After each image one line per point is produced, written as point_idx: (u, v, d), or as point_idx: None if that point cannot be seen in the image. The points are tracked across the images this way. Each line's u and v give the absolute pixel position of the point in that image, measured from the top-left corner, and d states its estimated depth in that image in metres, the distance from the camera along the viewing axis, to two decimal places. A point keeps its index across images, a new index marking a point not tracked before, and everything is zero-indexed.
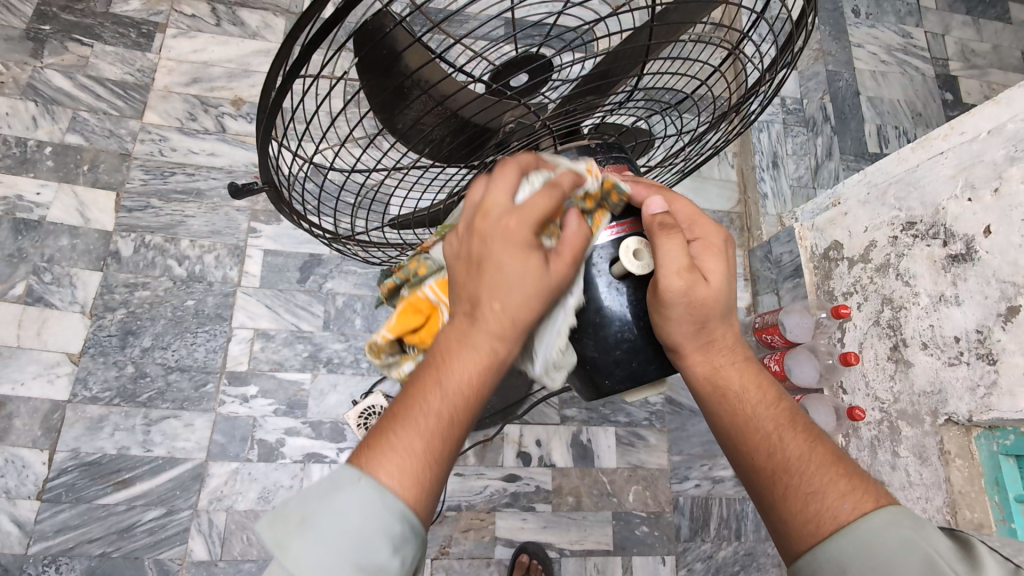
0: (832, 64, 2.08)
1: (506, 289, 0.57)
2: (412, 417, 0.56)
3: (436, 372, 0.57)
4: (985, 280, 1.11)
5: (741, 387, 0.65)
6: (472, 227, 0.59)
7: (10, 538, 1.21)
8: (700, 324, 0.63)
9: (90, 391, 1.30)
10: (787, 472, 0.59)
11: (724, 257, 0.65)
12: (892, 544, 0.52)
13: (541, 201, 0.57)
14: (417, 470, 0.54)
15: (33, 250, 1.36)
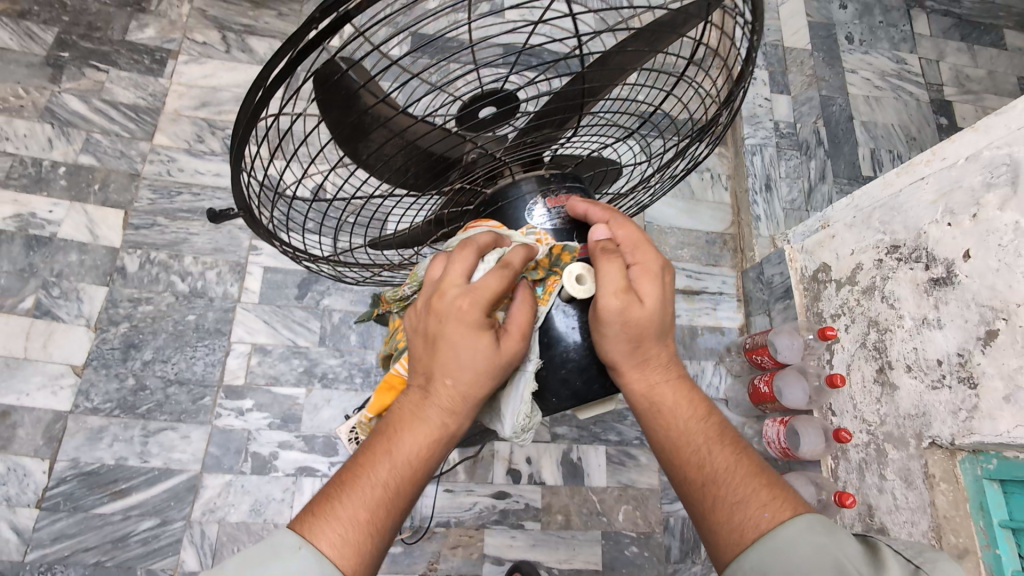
0: (825, 90, 2.12)
1: (455, 366, 0.67)
2: (364, 477, 0.66)
3: (390, 437, 0.68)
4: (965, 304, 1.12)
5: (677, 404, 0.70)
6: (429, 306, 0.69)
7: (9, 545, 1.25)
8: (635, 344, 0.68)
9: (92, 402, 1.35)
10: (716, 484, 0.65)
11: (661, 282, 0.68)
12: (805, 549, 0.60)
13: (489, 284, 0.66)
14: (359, 537, 0.63)
15: (43, 265, 1.42)
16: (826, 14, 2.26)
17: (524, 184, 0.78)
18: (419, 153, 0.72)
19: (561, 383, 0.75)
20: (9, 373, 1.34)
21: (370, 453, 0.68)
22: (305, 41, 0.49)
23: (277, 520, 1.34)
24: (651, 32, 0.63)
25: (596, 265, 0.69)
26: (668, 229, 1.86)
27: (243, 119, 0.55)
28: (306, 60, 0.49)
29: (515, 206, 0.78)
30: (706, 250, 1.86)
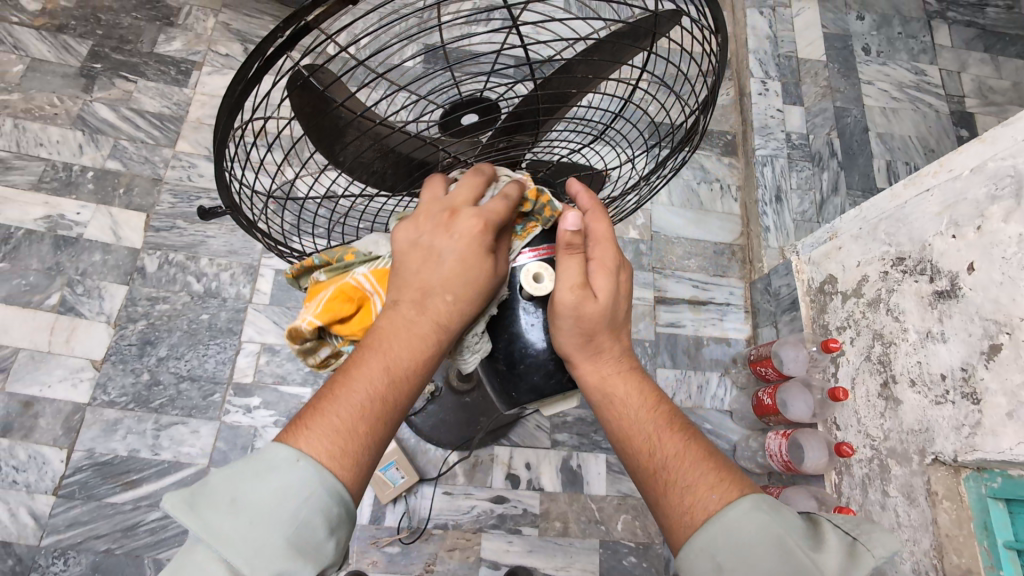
0: (840, 101, 2.10)
1: (458, 283, 0.69)
2: (357, 383, 0.65)
3: (382, 346, 0.67)
4: (969, 317, 1.10)
5: (628, 393, 0.76)
6: (436, 222, 0.71)
7: (26, 530, 1.30)
8: (589, 335, 0.75)
9: (109, 395, 1.41)
10: (665, 469, 0.70)
11: (614, 276, 0.76)
12: (748, 529, 0.64)
13: (497, 207, 0.70)
14: (356, 451, 0.63)
15: (69, 264, 1.50)
16: (842, 25, 2.24)
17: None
18: (394, 156, 0.76)
19: (519, 378, 0.80)
20: (33, 365, 1.41)
21: (361, 361, 0.66)
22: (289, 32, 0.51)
23: None
24: (613, 44, 0.70)
25: (557, 261, 0.77)
26: (675, 238, 1.86)
27: (221, 123, 0.59)
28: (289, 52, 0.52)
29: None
30: (714, 260, 1.86)
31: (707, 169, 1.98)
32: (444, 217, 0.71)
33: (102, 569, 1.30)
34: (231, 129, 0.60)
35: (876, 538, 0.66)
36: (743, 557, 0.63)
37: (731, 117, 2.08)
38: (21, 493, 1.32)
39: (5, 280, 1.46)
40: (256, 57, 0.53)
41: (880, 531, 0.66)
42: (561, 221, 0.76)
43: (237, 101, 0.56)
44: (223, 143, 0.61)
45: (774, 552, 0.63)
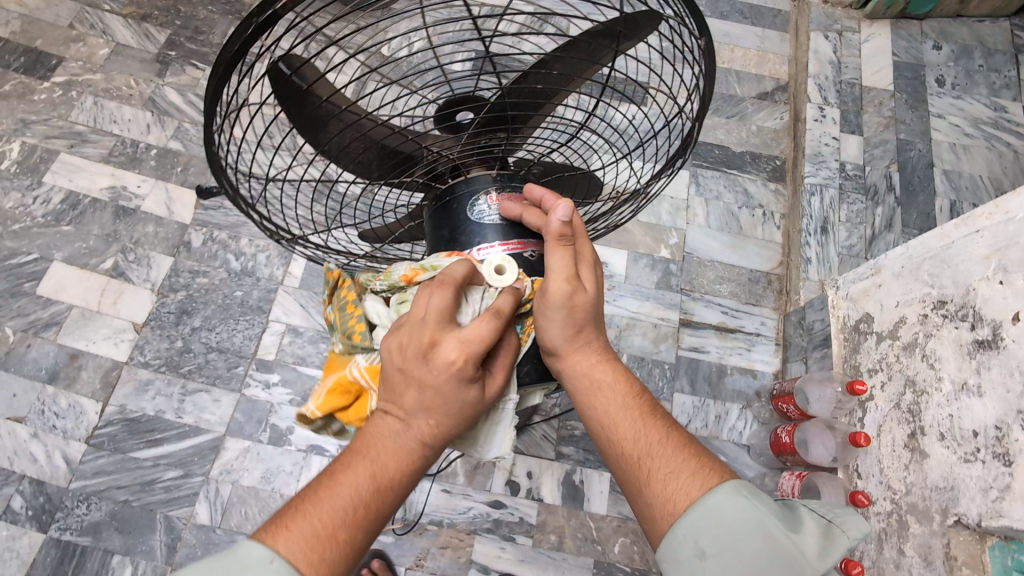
0: (904, 133, 1.98)
1: (444, 407, 0.73)
2: (343, 492, 0.69)
3: (369, 454, 0.72)
4: (1009, 372, 1.01)
5: (614, 382, 0.78)
6: (422, 353, 0.71)
7: (58, 472, 1.40)
8: (577, 328, 0.77)
9: (144, 357, 1.51)
10: (649, 457, 0.73)
11: (596, 268, 0.79)
12: (732, 514, 0.68)
13: (482, 329, 0.72)
14: (339, 553, 0.67)
15: (126, 232, 1.62)
16: (916, 54, 2.12)
17: (475, 183, 0.86)
18: (376, 145, 0.79)
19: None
20: (83, 321, 1.53)
21: (351, 471, 0.71)
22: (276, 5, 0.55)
23: (283, 490, 1.43)
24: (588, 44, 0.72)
25: (547, 251, 0.77)
26: (708, 261, 1.81)
27: (208, 100, 0.63)
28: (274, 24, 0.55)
29: (461, 202, 0.86)
30: (747, 288, 1.79)
31: (750, 194, 1.92)
32: (429, 348, 0.72)
33: (118, 517, 1.38)
34: (219, 100, 0.63)
35: (849, 522, 0.71)
36: (727, 540, 0.67)
37: (783, 142, 2.01)
38: (58, 437, 1.43)
39: (69, 242, 1.60)
40: (239, 35, 0.57)
41: (854, 516, 0.72)
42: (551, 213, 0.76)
43: (224, 73, 0.59)
44: (211, 119, 0.65)
45: (758, 535, 0.67)
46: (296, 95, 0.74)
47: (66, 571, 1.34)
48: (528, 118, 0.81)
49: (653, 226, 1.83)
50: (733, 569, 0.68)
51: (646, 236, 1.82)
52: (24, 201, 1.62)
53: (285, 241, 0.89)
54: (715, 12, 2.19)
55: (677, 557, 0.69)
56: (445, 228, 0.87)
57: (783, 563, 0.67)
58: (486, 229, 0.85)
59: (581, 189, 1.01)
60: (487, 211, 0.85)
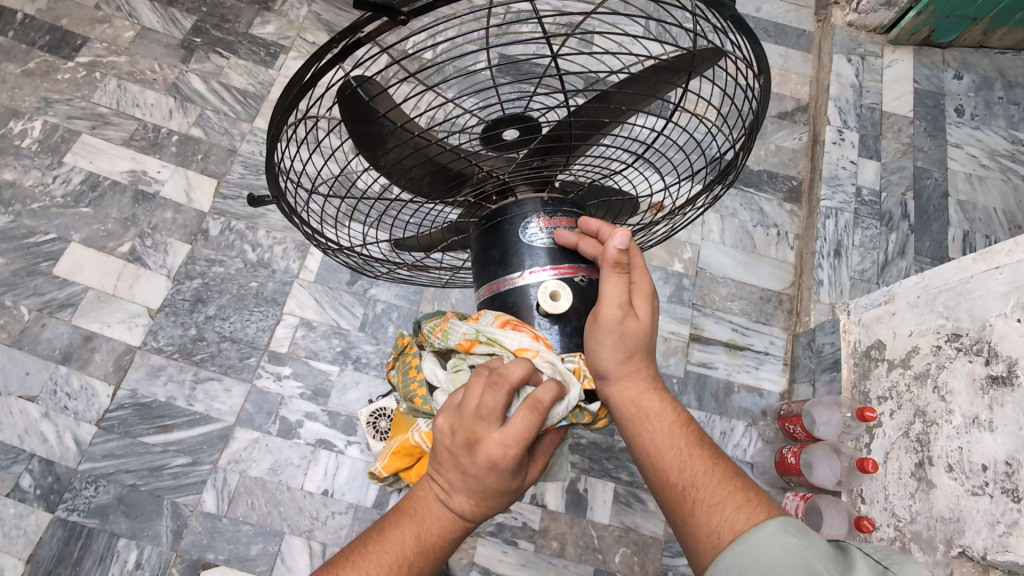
0: (921, 160, 1.98)
1: (481, 492, 0.73)
2: (387, 556, 0.72)
3: (416, 517, 0.75)
4: (1022, 410, 1.01)
5: (661, 411, 0.79)
6: (467, 438, 0.71)
7: (67, 453, 1.41)
8: (628, 353, 0.78)
9: (157, 342, 1.52)
10: (694, 487, 0.73)
11: (652, 300, 0.80)
12: (779, 549, 0.67)
13: (521, 431, 0.69)
14: None
15: (144, 217, 1.63)
16: (937, 83, 2.12)
17: (525, 205, 0.87)
18: (432, 166, 0.80)
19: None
20: (97, 304, 1.53)
21: (397, 532, 0.74)
22: (356, 32, 0.55)
23: (290, 483, 1.44)
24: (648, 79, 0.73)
25: (601, 275, 0.79)
26: (722, 278, 1.83)
27: (273, 124, 0.64)
28: (352, 52, 0.55)
29: (512, 224, 0.86)
30: (758, 307, 1.80)
31: (766, 213, 1.93)
32: (471, 436, 0.71)
33: (125, 501, 1.39)
34: (288, 117, 0.63)
35: (903, 568, 0.69)
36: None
37: (800, 163, 2.02)
38: (68, 418, 1.43)
39: (87, 223, 1.60)
40: (304, 72, 0.58)
41: (912, 565, 0.70)
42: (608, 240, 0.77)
43: (299, 93, 0.60)
44: (278, 136, 0.65)
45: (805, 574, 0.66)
46: (360, 114, 0.75)
47: (71, 552, 1.34)
48: (581, 146, 0.83)
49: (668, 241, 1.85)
50: None
51: (660, 250, 1.83)
52: (44, 180, 1.62)
53: (331, 250, 0.89)
54: None
55: None
56: (494, 248, 0.87)
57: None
58: (536, 251, 0.85)
59: (623, 211, 1.04)
60: (538, 235, 0.85)
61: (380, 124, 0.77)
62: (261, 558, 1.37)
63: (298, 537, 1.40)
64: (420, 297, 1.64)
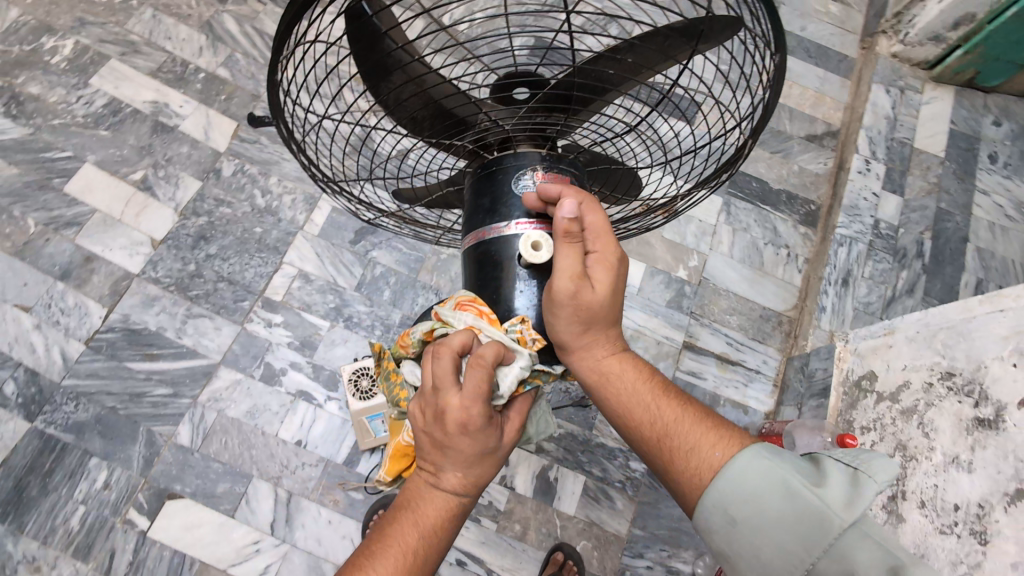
0: (945, 202, 1.94)
1: (462, 461, 0.74)
2: (391, 551, 0.72)
3: (412, 506, 0.76)
4: (1002, 454, 0.98)
5: (624, 371, 0.80)
6: (433, 416, 0.73)
7: (53, 366, 1.43)
8: (584, 325, 0.77)
9: (155, 273, 1.53)
10: (668, 436, 0.75)
11: (617, 267, 0.78)
12: (753, 479, 0.69)
13: (476, 391, 0.70)
14: None
15: (160, 148, 1.64)
16: (974, 126, 2.08)
17: (523, 157, 0.85)
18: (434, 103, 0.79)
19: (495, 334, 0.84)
20: (103, 227, 1.55)
21: (396, 525, 0.75)
22: None
23: (265, 429, 1.45)
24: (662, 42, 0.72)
25: (555, 248, 0.78)
26: (723, 290, 1.81)
27: (280, 30, 0.62)
28: None
29: (507, 174, 0.85)
30: (757, 325, 1.79)
31: (779, 233, 1.91)
32: (436, 412, 0.73)
33: (102, 422, 1.40)
34: (292, 28, 0.62)
35: (875, 465, 0.67)
36: (755, 508, 0.68)
37: (821, 188, 1.99)
38: (59, 333, 1.45)
39: (104, 146, 1.62)
40: None
41: (882, 458, 0.68)
42: (557, 211, 0.77)
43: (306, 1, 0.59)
44: (281, 47, 0.64)
45: (783, 496, 0.67)
46: (366, 38, 0.74)
47: (43, 463, 1.36)
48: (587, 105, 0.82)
49: (676, 246, 1.84)
50: (767, 533, 0.68)
51: (666, 253, 1.83)
52: (68, 99, 1.64)
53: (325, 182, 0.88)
54: None
55: (712, 528, 0.71)
56: (485, 197, 0.86)
57: (812, 521, 0.65)
58: (526, 203, 0.83)
59: (623, 186, 1.03)
60: (530, 187, 0.83)
61: (385, 49, 0.76)
62: (227, 496, 1.38)
63: (265, 482, 1.41)
64: (420, 266, 1.64)
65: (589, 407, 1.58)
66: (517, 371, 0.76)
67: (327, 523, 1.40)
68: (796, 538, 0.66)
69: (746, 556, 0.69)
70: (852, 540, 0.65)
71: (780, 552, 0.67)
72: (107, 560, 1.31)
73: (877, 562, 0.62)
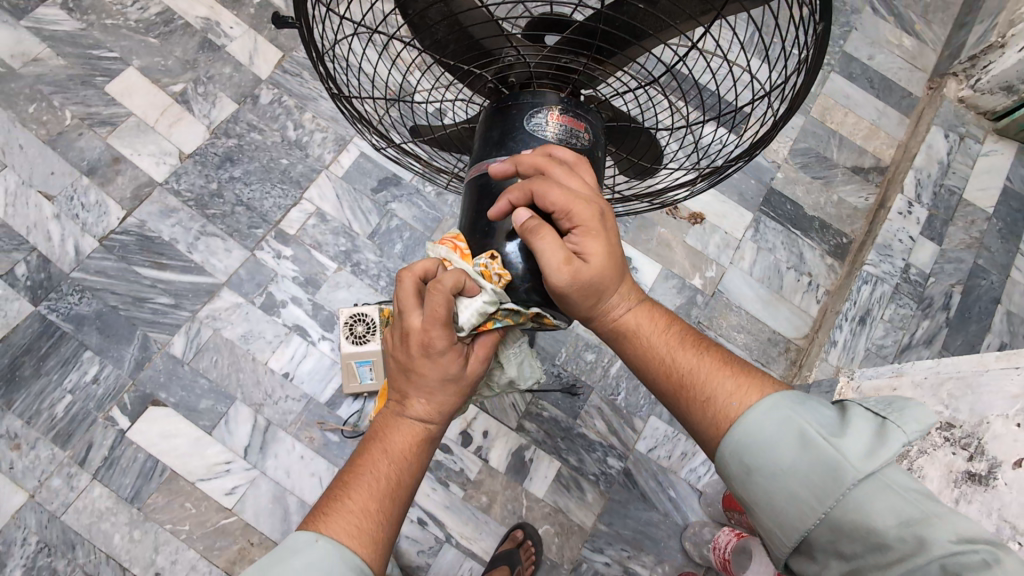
0: (983, 259, 1.86)
1: (428, 387, 0.76)
2: (362, 479, 0.73)
3: (383, 436, 0.77)
4: (986, 512, 0.94)
5: (644, 321, 0.78)
6: (400, 342, 0.77)
7: (65, 257, 1.46)
8: (590, 297, 0.75)
9: (178, 186, 1.55)
10: (684, 385, 0.73)
11: (606, 233, 0.74)
12: (769, 428, 0.65)
13: (435, 314, 0.72)
14: (369, 525, 0.69)
15: (204, 64, 1.65)
16: None
17: (541, 97, 0.83)
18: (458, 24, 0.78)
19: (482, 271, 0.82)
20: (136, 131, 1.57)
21: (365, 456, 0.75)
22: None
23: (256, 356, 1.46)
24: None
25: (532, 244, 0.73)
26: (735, 306, 1.78)
27: None
28: None
29: (520, 110, 0.83)
30: (763, 347, 1.75)
31: (804, 259, 1.85)
32: (403, 338, 0.75)
33: (102, 319, 1.43)
34: None
35: (905, 416, 0.63)
36: (771, 456, 0.65)
37: (857, 222, 1.93)
38: (77, 227, 1.48)
39: (150, 53, 1.63)
40: None
41: (913, 409, 0.64)
42: (515, 217, 0.75)
43: None
44: None
45: (801, 446, 0.64)
46: None
47: (40, 346, 1.39)
48: (614, 53, 0.80)
49: (696, 253, 1.80)
50: (784, 484, 0.64)
51: (685, 259, 1.79)
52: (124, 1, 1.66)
53: (342, 97, 0.88)
54: (844, 71, 2.09)
55: (731, 475, 0.68)
56: (495, 130, 0.84)
57: (830, 470, 0.61)
58: (536, 140, 0.81)
59: (645, 152, 1.01)
60: (543, 126, 0.82)
61: None
62: (207, 413, 1.41)
63: (247, 406, 1.42)
64: (436, 226, 1.63)
65: (577, 395, 1.56)
66: (477, 306, 0.75)
67: (299, 458, 1.41)
68: (813, 486, 0.62)
69: (764, 505, 0.65)
70: (878, 492, 0.60)
71: (795, 501, 0.63)
72: (83, 451, 1.34)
73: (896, 513, 0.59)
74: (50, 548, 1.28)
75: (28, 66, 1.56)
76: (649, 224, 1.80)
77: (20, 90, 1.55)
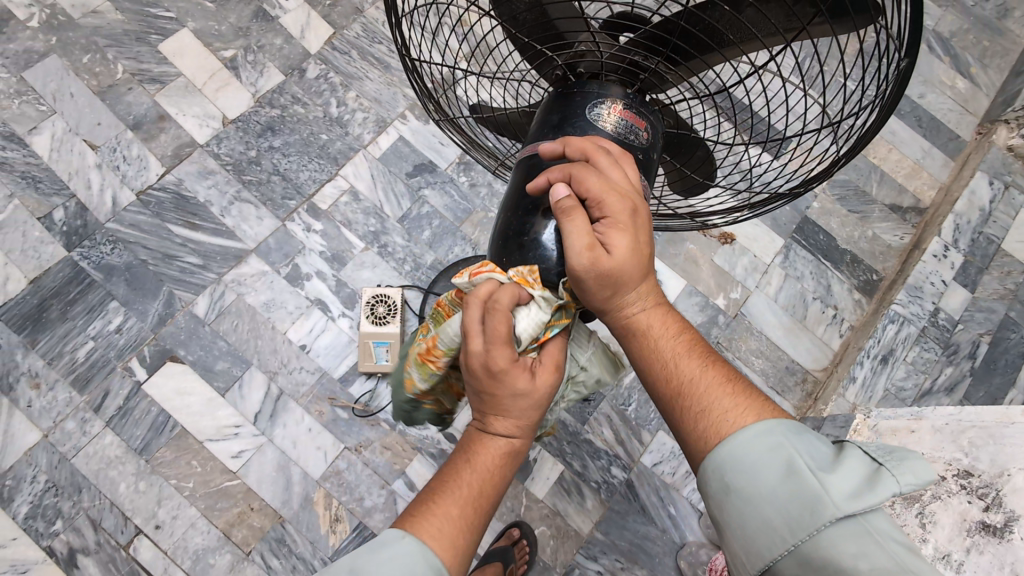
0: (1016, 312, 1.79)
1: (515, 403, 0.72)
2: (449, 498, 0.70)
3: (471, 461, 0.73)
4: (998, 564, 0.93)
5: (657, 325, 0.75)
6: (469, 368, 0.71)
7: (102, 207, 1.49)
8: (608, 292, 0.72)
9: (218, 149, 1.57)
10: (681, 394, 0.70)
11: (633, 232, 0.71)
12: (759, 450, 0.63)
13: (497, 330, 0.69)
14: (454, 536, 0.67)
15: (256, 33, 1.67)
16: None
17: (608, 89, 0.83)
18: None
19: (517, 248, 0.81)
20: (183, 92, 1.59)
21: (452, 472, 0.73)
22: None
23: (277, 325, 1.47)
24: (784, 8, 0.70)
25: (561, 228, 0.71)
26: (756, 330, 1.76)
27: None
28: None
29: (585, 98, 0.83)
30: (779, 375, 1.74)
31: (831, 291, 1.83)
32: (479, 368, 0.70)
33: (132, 271, 1.46)
34: None
35: (905, 467, 0.61)
36: (753, 479, 0.63)
37: (889, 260, 1.90)
38: (117, 178, 1.51)
39: (205, 17, 1.65)
40: None
41: (915, 462, 0.61)
42: (552, 194, 0.73)
43: None
44: None
45: (785, 475, 0.61)
46: None
47: (69, 291, 1.42)
48: (689, 58, 0.80)
49: (722, 274, 1.79)
50: (760, 508, 0.62)
51: (711, 278, 1.78)
52: None
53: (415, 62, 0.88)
54: None
55: (707, 490, 0.66)
56: (555, 113, 0.84)
57: (807, 501, 0.59)
58: (593, 129, 0.81)
59: (695, 165, 1.00)
60: (603, 116, 0.81)
61: None
62: (223, 375, 1.42)
63: (262, 373, 1.44)
64: (466, 217, 1.63)
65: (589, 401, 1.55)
66: (534, 316, 0.74)
67: (307, 430, 1.42)
68: (788, 516, 0.60)
69: (737, 528, 0.63)
70: (860, 534, 0.57)
71: (766, 527, 0.61)
72: (99, 398, 1.37)
73: (869, 558, 0.56)
74: (57, 488, 1.31)
75: (86, 18, 1.59)
76: (679, 239, 1.79)
77: (76, 40, 1.57)
